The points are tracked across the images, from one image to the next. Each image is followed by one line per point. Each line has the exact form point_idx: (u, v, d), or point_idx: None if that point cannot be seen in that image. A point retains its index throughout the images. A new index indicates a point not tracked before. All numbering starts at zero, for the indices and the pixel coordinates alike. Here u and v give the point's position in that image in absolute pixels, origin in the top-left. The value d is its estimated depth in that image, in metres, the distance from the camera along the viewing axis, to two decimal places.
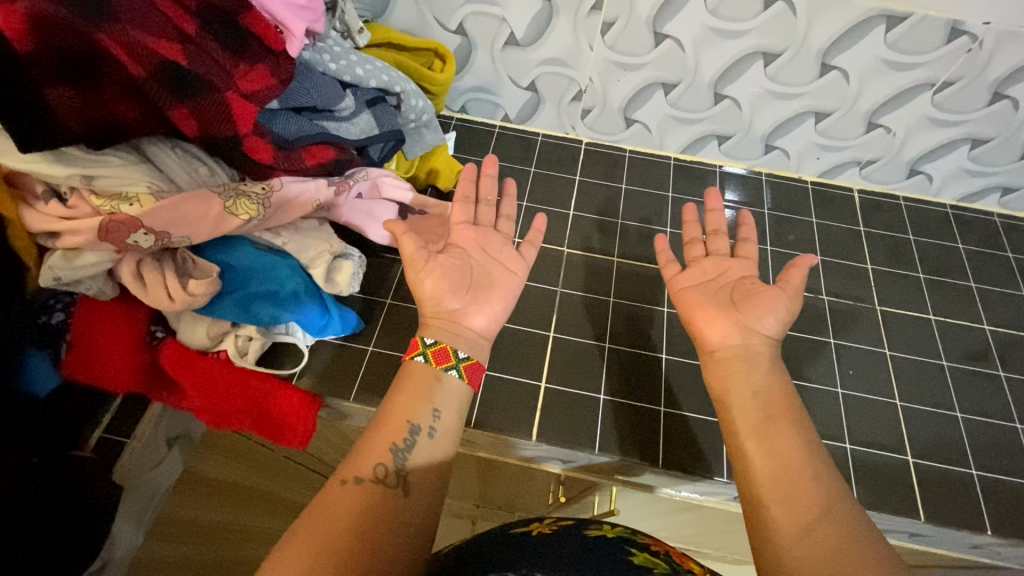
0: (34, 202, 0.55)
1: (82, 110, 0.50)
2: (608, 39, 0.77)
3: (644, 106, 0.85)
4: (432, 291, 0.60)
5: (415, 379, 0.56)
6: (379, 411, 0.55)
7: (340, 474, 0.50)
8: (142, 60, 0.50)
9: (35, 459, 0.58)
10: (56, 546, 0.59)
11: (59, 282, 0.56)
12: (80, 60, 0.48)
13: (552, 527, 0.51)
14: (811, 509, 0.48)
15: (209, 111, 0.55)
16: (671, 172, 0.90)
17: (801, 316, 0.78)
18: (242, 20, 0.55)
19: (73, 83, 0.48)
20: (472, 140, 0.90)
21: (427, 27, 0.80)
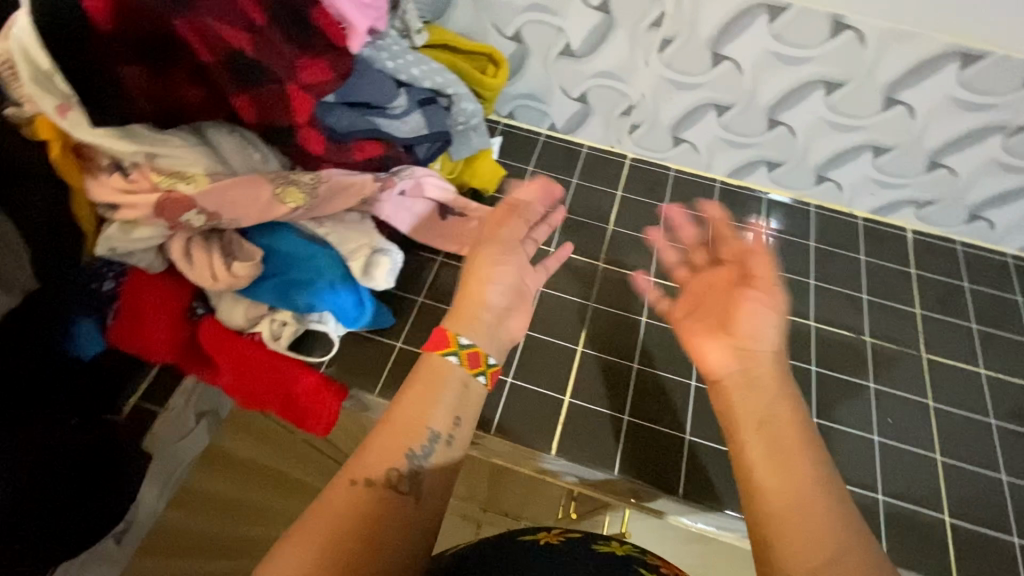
0: (99, 173, 0.58)
1: (150, 90, 0.52)
2: (665, 56, 0.76)
3: (694, 125, 0.83)
4: (471, 285, 0.59)
5: (433, 375, 0.54)
6: (393, 409, 0.53)
7: (350, 474, 0.49)
8: (215, 48, 0.51)
9: (75, 421, 0.61)
10: (86, 508, 0.60)
11: (114, 253, 0.59)
12: (156, 42, 0.50)
13: (560, 539, 0.51)
14: (826, 553, 0.43)
15: (269, 100, 0.56)
16: (716, 195, 0.88)
17: (839, 356, 0.75)
18: (309, 14, 0.57)
19: (145, 62, 0.51)
20: (517, 146, 0.90)
21: (484, 32, 0.81)
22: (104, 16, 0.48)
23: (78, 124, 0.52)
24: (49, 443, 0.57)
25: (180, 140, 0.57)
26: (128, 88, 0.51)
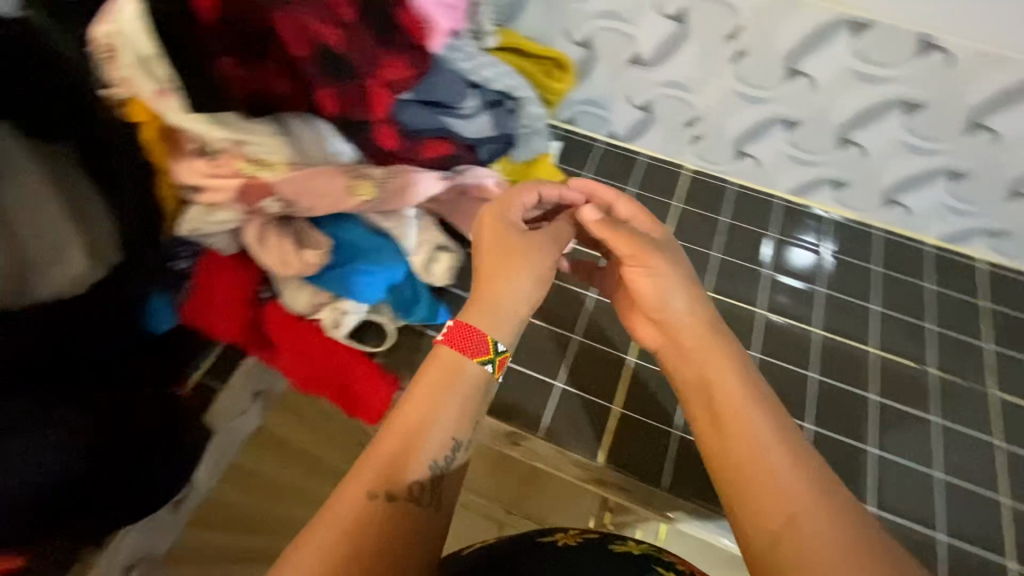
0: (185, 157, 0.60)
1: (245, 79, 0.55)
2: (738, 70, 0.75)
3: (761, 141, 0.82)
4: (501, 281, 0.57)
5: (448, 376, 0.53)
6: (403, 415, 0.52)
7: (369, 487, 0.49)
8: (309, 42, 0.53)
9: (149, 390, 0.64)
10: (144, 481, 0.62)
11: (195, 232, 0.62)
12: (253, 34, 0.53)
13: (579, 540, 0.53)
14: (798, 511, 0.48)
15: (351, 95, 0.58)
16: (777, 213, 0.86)
17: (889, 384, 0.75)
18: (393, 12, 0.58)
19: (242, 53, 0.53)
20: (575, 151, 0.91)
21: (553, 37, 0.81)
22: (210, 8, 0.51)
23: (173, 110, 0.54)
24: (122, 412, 0.60)
25: (263, 131, 0.58)
26: (224, 76, 0.54)
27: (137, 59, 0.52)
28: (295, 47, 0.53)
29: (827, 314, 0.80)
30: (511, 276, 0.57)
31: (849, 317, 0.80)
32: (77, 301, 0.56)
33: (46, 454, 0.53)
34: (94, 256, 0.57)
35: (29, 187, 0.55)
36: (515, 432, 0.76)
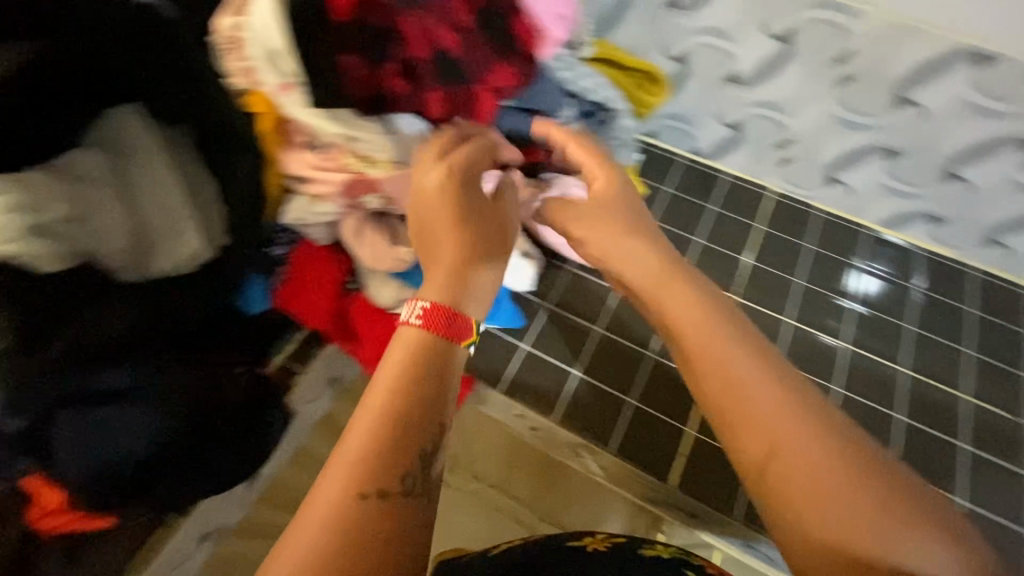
0: (293, 148, 0.62)
1: (362, 77, 0.55)
2: (842, 94, 0.73)
3: (856, 169, 0.81)
4: (469, 257, 0.52)
5: (422, 354, 0.48)
6: (376, 405, 0.45)
7: (359, 487, 0.42)
8: (429, 46, 0.54)
9: (241, 368, 0.64)
10: (233, 460, 0.63)
11: (297, 220, 0.63)
12: (378, 33, 0.54)
13: (608, 544, 0.55)
14: (783, 434, 0.47)
15: (460, 98, 0.58)
16: (868, 244, 0.88)
17: (951, 422, 0.77)
18: (510, 20, 0.58)
19: (364, 50, 0.54)
20: (657, 166, 0.92)
21: (646, 49, 0.81)
22: (344, 7, 0.52)
23: (294, 103, 0.57)
24: (213, 391, 0.59)
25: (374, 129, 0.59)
26: (345, 73, 0.54)
27: (269, 52, 0.54)
28: (419, 50, 0.54)
29: (896, 346, 0.81)
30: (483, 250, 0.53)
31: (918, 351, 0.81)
32: (196, 277, 0.58)
33: (138, 425, 0.54)
34: (208, 238, 0.58)
35: (151, 166, 0.57)
36: (584, 444, 0.77)
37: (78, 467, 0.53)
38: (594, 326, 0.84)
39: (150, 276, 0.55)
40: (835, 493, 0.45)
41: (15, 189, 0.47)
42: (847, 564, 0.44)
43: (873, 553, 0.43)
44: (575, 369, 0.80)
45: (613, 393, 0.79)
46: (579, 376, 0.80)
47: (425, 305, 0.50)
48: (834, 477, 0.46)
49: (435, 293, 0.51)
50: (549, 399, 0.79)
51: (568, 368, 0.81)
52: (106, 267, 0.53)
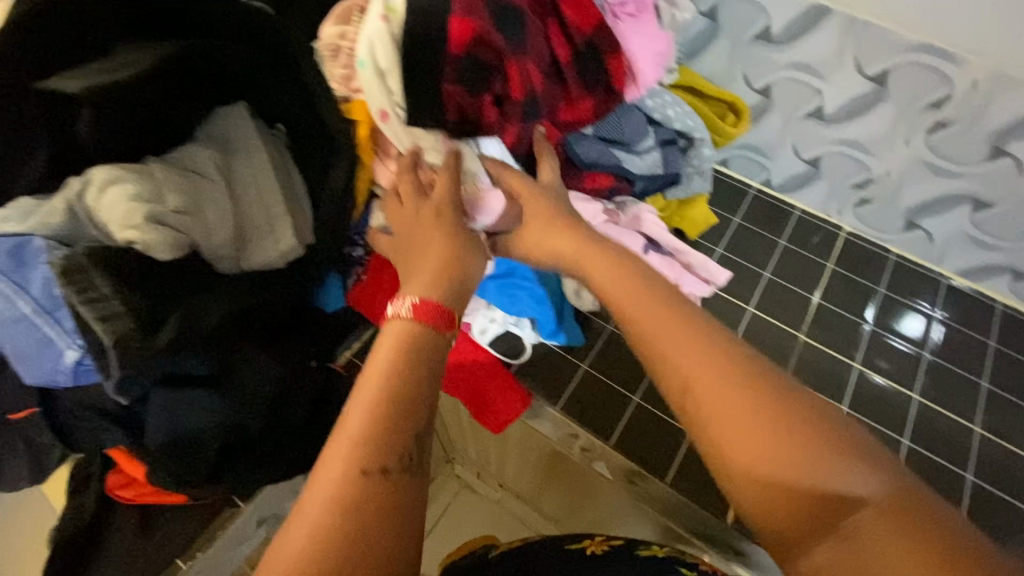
0: (385, 158, 0.63)
1: (462, 105, 0.56)
2: (932, 139, 0.76)
3: (937, 216, 0.84)
4: (452, 258, 0.55)
5: (411, 339, 0.49)
6: (368, 386, 0.46)
7: (360, 465, 0.42)
8: (525, 86, 0.55)
9: (314, 362, 0.66)
10: (301, 447, 0.65)
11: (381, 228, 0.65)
12: (483, 65, 0.54)
13: (605, 547, 0.58)
14: (699, 374, 0.50)
15: (531, 135, 0.60)
16: (941, 290, 0.89)
17: (1023, 485, 0.75)
18: (605, 58, 0.60)
19: (467, 79, 0.54)
20: (727, 193, 0.94)
21: (732, 80, 0.84)
22: (456, 39, 0.52)
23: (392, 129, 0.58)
24: (279, 383, 0.60)
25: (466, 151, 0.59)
26: (445, 100, 0.55)
27: (377, 71, 0.55)
28: (518, 88, 0.55)
29: (964, 401, 0.81)
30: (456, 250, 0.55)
31: (986, 408, 0.80)
32: (278, 274, 0.59)
33: (201, 409, 0.55)
34: (298, 236, 0.59)
35: (251, 160, 0.58)
36: (637, 472, 0.76)
37: (161, 446, 0.55)
38: None
39: (246, 268, 0.57)
40: (755, 426, 0.47)
41: (133, 179, 0.51)
42: (770, 490, 0.46)
43: (799, 475, 0.46)
44: (634, 396, 0.78)
45: (671, 424, 0.77)
46: (637, 403, 0.78)
47: (413, 300, 0.51)
48: (752, 411, 0.48)
49: (420, 290, 0.52)
50: (604, 427, 0.77)
51: (626, 395, 0.79)
52: (206, 255, 0.55)
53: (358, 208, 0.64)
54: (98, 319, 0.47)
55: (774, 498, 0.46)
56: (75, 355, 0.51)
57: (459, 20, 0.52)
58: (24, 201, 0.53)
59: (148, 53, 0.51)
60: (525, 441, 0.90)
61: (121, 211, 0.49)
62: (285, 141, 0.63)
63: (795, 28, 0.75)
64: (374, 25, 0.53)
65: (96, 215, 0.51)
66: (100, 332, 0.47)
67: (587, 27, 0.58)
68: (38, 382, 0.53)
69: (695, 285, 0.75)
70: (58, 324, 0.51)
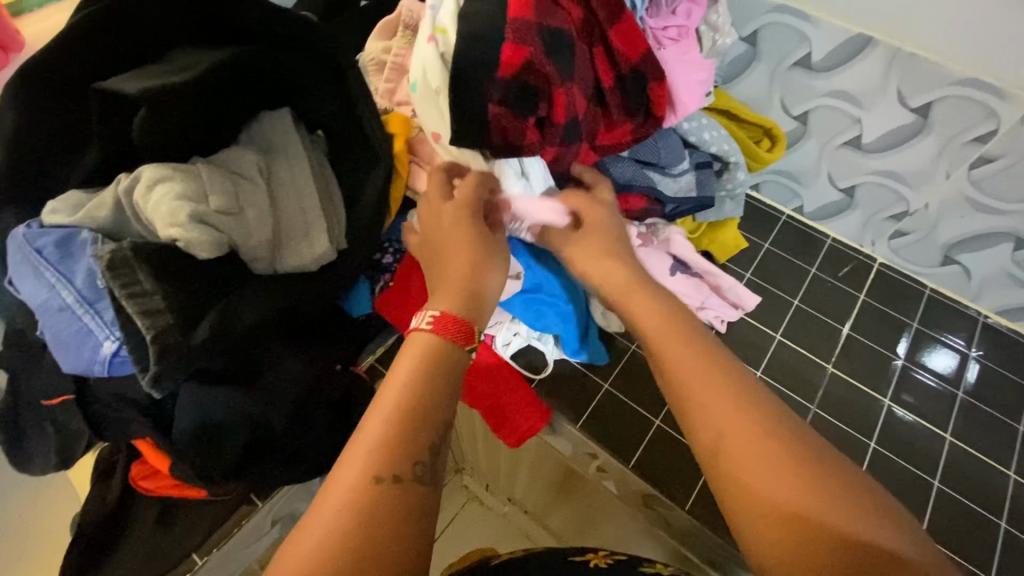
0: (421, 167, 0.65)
1: (504, 126, 0.55)
2: (975, 174, 0.74)
3: (976, 252, 0.82)
4: (475, 270, 0.55)
5: (435, 353, 0.49)
6: (389, 395, 0.46)
7: (374, 471, 0.43)
8: (568, 111, 0.55)
9: (339, 366, 0.66)
10: (321, 450, 0.65)
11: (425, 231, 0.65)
12: (529, 89, 0.54)
13: (608, 561, 0.57)
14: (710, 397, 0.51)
15: (569, 156, 0.60)
16: (976, 328, 0.86)
17: None
18: (649, 85, 0.59)
19: (513, 104, 0.54)
20: (757, 218, 0.94)
21: (769, 105, 0.84)
22: (507, 63, 0.52)
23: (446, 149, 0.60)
24: (302, 385, 0.60)
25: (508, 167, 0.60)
26: (491, 123, 0.55)
27: (428, 90, 0.56)
28: (562, 114, 0.55)
29: (998, 444, 0.78)
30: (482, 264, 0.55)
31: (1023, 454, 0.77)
32: (311, 277, 0.59)
33: (218, 403, 0.56)
34: (332, 240, 0.59)
35: (292, 164, 0.59)
36: (655, 496, 0.74)
37: (187, 439, 0.56)
38: None
39: (279, 270, 0.58)
40: (766, 453, 0.48)
41: (180, 178, 0.52)
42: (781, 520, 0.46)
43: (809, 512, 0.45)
44: (656, 419, 0.77)
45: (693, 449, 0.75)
46: (658, 427, 0.77)
47: (434, 313, 0.52)
48: (763, 441, 0.48)
49: (441, 304, 0.52)
50: (624, 449, 0.76)
51: (648, 417, 0.78)
52: (243, 256, 0.56)
53: (389, 218, 0.65)
54: (139, 313, 0.49)
55: (780, 529, 0.46)
56: (111, 347, 0.52)
57: (512, 48, 0.52)
58: (74, 195, 0.55)
59: (206, 57, 0.53)
60: (540, 457, 0.89)
61: (166, 210, 0.51)
62: (323, 148, 0.64)
63: (836, 57, 0.75)
64: (423, 45, 0.55)
65: (142, 212, 0.52)
66: (143, 325, 0.49)
67: (635, 57, 0.57)
68: (75, 370, 0.54)
69: (722, 307, 0.79)
70: (98, 314, 0.53)
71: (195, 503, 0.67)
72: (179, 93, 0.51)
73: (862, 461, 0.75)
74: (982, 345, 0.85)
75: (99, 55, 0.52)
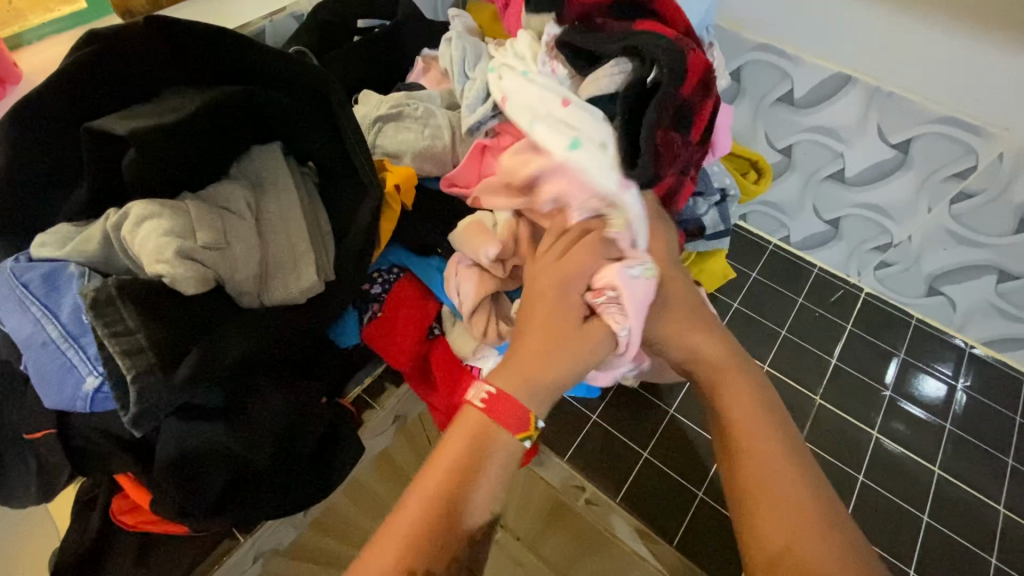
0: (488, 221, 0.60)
1: (669, 140, 0.57)
2: (955, 209, 0.75)
3: (959, 283, 0.83)
4: (549, 341, 0.51)
5: (481, 439, 0.50)
6: (431, 482, 0.49)
7: (406, 564, 0.46)
8: (701, 121, 0.60)
9: (325, 400, 0.66)
10: (305, 485, 0.64)
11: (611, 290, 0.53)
12: (689, 108, 0.59)
13: None
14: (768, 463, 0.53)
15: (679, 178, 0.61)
16: (964, 359, 0.87)
17: None
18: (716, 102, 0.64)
19: (678, 123, 0.58)
20: (746, 248, 0.96)
21: (755, 139, 0.87)
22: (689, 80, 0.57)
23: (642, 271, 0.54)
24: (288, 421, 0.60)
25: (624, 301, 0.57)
26: (658, 146, 0.56)
27: (591, 143, 0.56)
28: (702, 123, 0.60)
29: (986, 477, 0.78)
30: (581, 358, 0.52)
31: (1012, 488, 0.77)
32: (297, 311, 0.58)
33: (200, 440, 0.56)
34: (319, 273, 0.60)
35: (281, 197, 0.60)
36: (645, 532, 0.73)
37: (166, 476, 0.56)
38: (670, 409, 0.81)
39: (266, 303, 0.58)
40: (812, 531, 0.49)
41: (168, 215, 0.53)
42: None
43: None
44: (644, 451, 0.78)
45: (680, 482, 0.76)
46: (646, 459, 0.77)
47: (489, 389, 0.51)
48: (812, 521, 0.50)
49: (502, 378, 0.51)
50: (612, 481, 0.76)
51: (636, 450, 0.78)
52: (230, 290, 0.56)
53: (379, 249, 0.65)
54: (120, 352, 0.49)
55: None
56: (94, 383, 0.52)
57: (698, 62, 0.57)
58: (64, 229, 0.55)
59: (197, 98, 0.54)
60: (530, 487, 0.89)
61: (153, 246, 0.51)
62: (314, 180, 0.65)
63: (817, 94, 0.77)
64: (558, 106, 0.56)
65: (130, 249, 0.53)
66: (124, 366, 0.49)
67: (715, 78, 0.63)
68: (57, 406, 0.53)
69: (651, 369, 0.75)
70: (82, 350, 0.53)
71: (175, 538, 0.66)
72: (170, 132, 0.52)
73: (851, 493, 0.75)
74: (969, 376, 0.85)
75: (92, 95, 0.54)
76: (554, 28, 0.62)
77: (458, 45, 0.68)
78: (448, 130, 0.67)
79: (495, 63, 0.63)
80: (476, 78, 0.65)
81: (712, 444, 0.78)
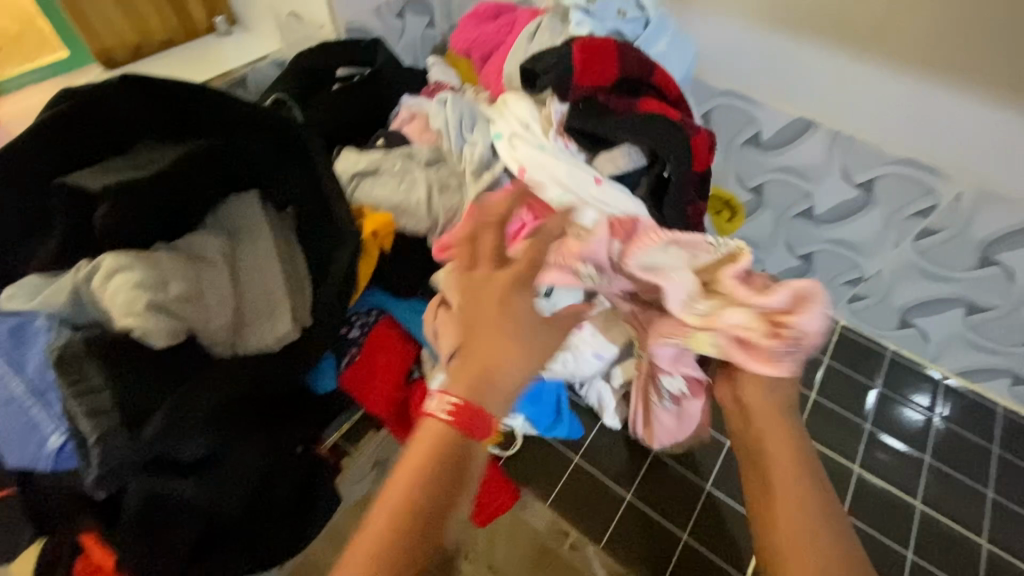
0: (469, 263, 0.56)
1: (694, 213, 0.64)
2: (921, 245, 0.78)
3: (931, 316, 0.85)
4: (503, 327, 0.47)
5: (441, 449, 0.46)
6: (389, 501, 0.44)
7: None
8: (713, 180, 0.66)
9: (301, 450, 0.64)
10: (280, 539, 0.62)
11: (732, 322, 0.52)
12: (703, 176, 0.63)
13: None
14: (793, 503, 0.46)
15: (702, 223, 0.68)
16: (939, 389, 0.89)
17: None
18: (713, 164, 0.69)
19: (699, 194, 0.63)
20: None
21: (726, 178, 0.89)
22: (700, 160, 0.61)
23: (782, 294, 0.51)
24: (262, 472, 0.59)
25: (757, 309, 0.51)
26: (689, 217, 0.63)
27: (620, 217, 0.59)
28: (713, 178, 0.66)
29: (967, 510, 0.78)
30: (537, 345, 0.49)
31: (993, 521, 0.77)
32: (271, 360, 0.58)
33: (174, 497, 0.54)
34: (295, 320, 0.59)
35: (257, 245, 0.60)
36: None
37: (132, 535, 0.54)
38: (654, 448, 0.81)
39: (239, 351, 0.57)
40: None
41: (139, 266, 0.53)
42: None
43: None
44: (628, 493, 0.77)
45: (664, 524, 0.75)
46: (630, 500, 0.77)
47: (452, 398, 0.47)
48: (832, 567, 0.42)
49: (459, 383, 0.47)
50: (596, 525, 0.76)
51: (620, 492, 0.78)
52: (203, 341, 0.56)
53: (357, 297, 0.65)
54: (85, 413, 0.48)
55: None
56: (58, 441, 0.50)
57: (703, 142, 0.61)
58: (31, 280, 0.55)
59: (172, 152, 0.55)
60: None
61: (123, 300, 0.51)
62: (292, 224, 0.65)
63: (783, 137, 0.80)
64: (589, 182, 0.60)
65: (101, 302, 0.52)
66: (86, 428, 0.47)
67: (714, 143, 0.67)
68: (20, 465, 0.52)
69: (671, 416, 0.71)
70: (47, 407, 0.51)
71: None
72: (144, 187, 0.52)
73: None
74: (946, 406, 0.87)
75: (67, 150, 0.54)
76: (560, 103, 0.64)
77: (453, 110, 0.69)
78: (423, 187, 0.66)
79: (501, 127, 0.65)
80: (476, 142, 0.67)
81: (696, 484, 0.78)
